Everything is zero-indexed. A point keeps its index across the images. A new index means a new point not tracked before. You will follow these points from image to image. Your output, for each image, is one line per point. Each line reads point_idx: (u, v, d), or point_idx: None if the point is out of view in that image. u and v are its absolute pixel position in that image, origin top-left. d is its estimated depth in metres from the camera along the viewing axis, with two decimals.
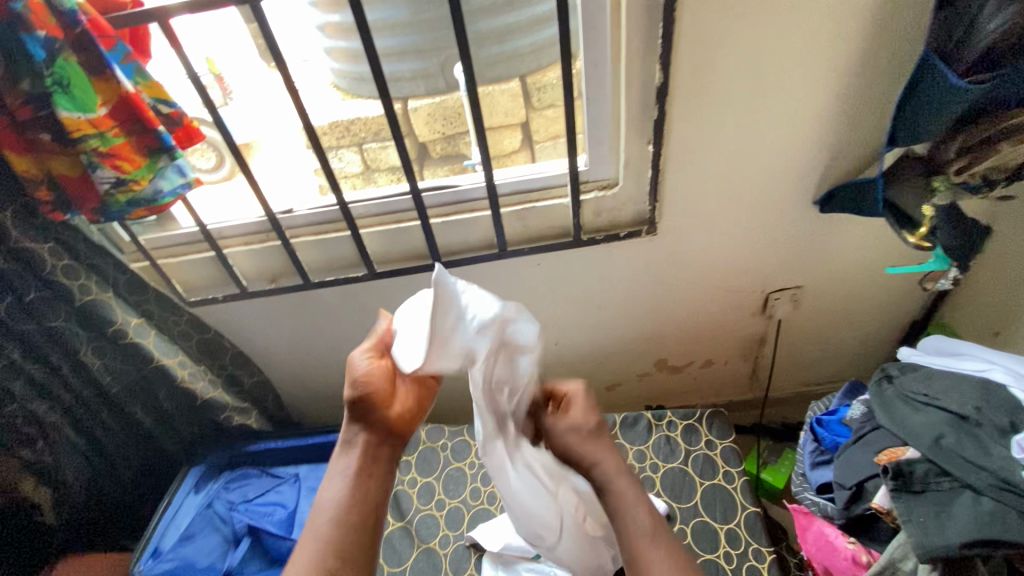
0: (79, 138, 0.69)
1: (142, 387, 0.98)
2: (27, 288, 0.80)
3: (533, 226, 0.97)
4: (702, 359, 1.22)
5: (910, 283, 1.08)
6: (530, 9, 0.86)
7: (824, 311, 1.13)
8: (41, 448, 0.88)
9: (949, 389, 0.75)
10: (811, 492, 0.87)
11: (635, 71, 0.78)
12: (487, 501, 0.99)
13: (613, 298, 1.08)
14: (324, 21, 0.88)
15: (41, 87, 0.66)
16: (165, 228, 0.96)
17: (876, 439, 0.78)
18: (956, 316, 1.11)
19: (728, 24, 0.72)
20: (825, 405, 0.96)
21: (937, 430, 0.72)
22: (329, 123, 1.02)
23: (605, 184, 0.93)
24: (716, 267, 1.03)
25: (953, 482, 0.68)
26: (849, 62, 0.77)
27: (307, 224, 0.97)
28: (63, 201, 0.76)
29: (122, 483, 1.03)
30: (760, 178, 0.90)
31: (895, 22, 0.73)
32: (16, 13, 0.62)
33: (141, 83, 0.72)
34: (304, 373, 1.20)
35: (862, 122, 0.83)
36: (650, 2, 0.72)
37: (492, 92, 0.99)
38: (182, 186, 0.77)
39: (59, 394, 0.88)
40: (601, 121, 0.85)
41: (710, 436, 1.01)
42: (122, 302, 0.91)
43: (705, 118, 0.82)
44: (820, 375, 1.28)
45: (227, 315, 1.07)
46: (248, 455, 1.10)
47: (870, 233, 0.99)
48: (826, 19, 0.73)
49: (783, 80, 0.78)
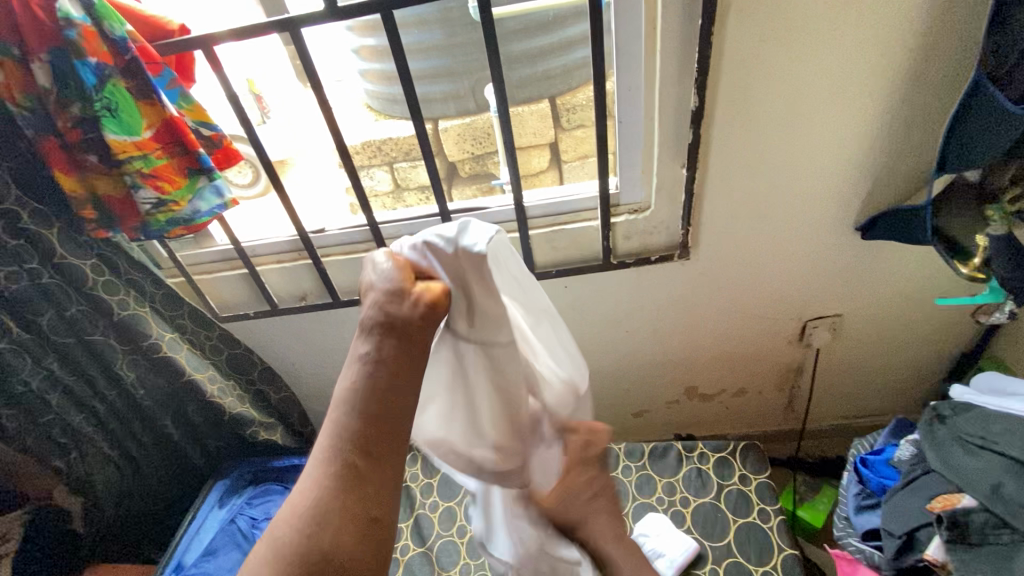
0: (124, 159, 0.72)
1: (172, 401, 0.99)
2: (68, 303, 0.82)
3: (561, 249, 0.95)
4: (734, 388, 1.18)
5: (959, 313, 1.02)
6: (562, 33, 0.86)
7: (866, 341, 1.08)
8: (74, 458, 0.91)
9: (1007, 432, 0.70)
10: (855, 538, 0.82)
11: (668, 95, 0.77)
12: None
13: (641, 323, 1.05)
14: (360, 44, 0.90)
15: (90, 110, 0.68)
16: (201, 244, 0.99)
17: (926, 484, 0.74)
18: (1010, 350, 1.04)
19: (765, 48, 0.71)
20: (869, 444, 0.91)
21: (995, 478, 0.67)
22: (362, 142, 1.03)
23: (636, 208, 0.91)
24: (750, 293, 1.00)
25: (1014, 535, 0.64)
26: (895, 83, 0.74)
27: (338, 243, 0.98)
28: (107, 219, 0.77)
29: (151, 496, 1.05)
30: (798, 203, 0.87)
31: (944, 44, 0.71)
32: (69, 40, 0.64)
33: (185, 107, 0.74)
34: (330, 391, 1.21)
35: (907, 147, 0.80)
36: (686, 26, 0.71)
37: (523, 114, 0.98)
38: (219, 206, 0.79)
39: (94, 405, 0.91)
40: (633, 144, 0.84)
41: (744, 471, 0.97)
42: (158, 316, 0.93)
43: (741, 142, 0.80)
44: (861, 408, 1.22)
45: (258, 331, 1.09)
46: (273, 471, 1.09)
47: (915, 261, 0.94)
48: (871, 41, 0.70)
49: (824, 103, 0.76)
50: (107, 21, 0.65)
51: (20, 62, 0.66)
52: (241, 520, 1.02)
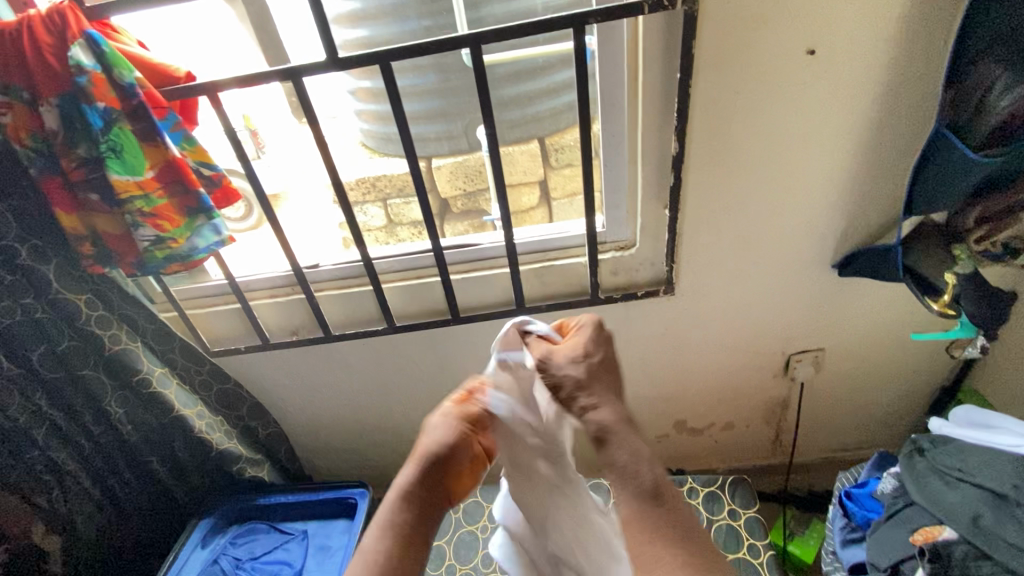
0: (126, 199, 0.74)
1: (160, 436, 0.98)
2: (61, 337, 0.83)
3: (550, 284, 0.98)
4: (723, 421, 1.19)
5: (936, 347, 1.06)
6: (550, 79, 0.91)
7: (849, 374, 1.11)
8: (56, 495, 0.88)
9: (984, 465, 0.73)
10: (842, 573, 0.83)
11: (650, 140, 0.82)
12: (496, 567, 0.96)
13: (629, 357, 1.07)
14: (356, 86, 0.93)
15: (95, 151, 0.71)
16: (196, 279, 1.00)
17: (910, 516, 0.74)
18: (987, 382, 1.07)
19: (740, 99, 0.76)
20: (854, 476, 0.93)
21: (974, 509, 0.69)
22: (356, 179, 1.08)
23: (622, 245, 0.95)
24: (734, 328, 1.03)
25: (994, 566, 0.65)
26: (862, 130, 0.79)
27: (332, 278, 0.99)
28: (104, 255, 0.79)
29: (132, 536, 1.02)
30: (778, 241, 0.91)
31: (904, 96, 0.76)
32: (80, 86, 0.67)
33: (187, 149, 0.76)
34: (319, 425, 1.20)
35: (876, 189, 0.85)
36: (666, 77, 0.76)
37: (513, 153, 1.03)
38: (217, 243, 0.80)
39: (79, 441, 0.89)
40: (618, 185, 0.88)
41: (733, 505, 0.97)
42: (149, 350, 0.93)
43: (720, 184, 0.84)
44: (848, 441, 1.23)
45: (248, 366, 1.08)
46: (259, 508, 1.08)
47: (890, 297, 0.98)
48: (838, 92, 0.76)
49: (796, 149, 0.81)
50: (117, 68, 0.68)
51: (28, 105, 0.69)
52: (224, 560, 1.00)
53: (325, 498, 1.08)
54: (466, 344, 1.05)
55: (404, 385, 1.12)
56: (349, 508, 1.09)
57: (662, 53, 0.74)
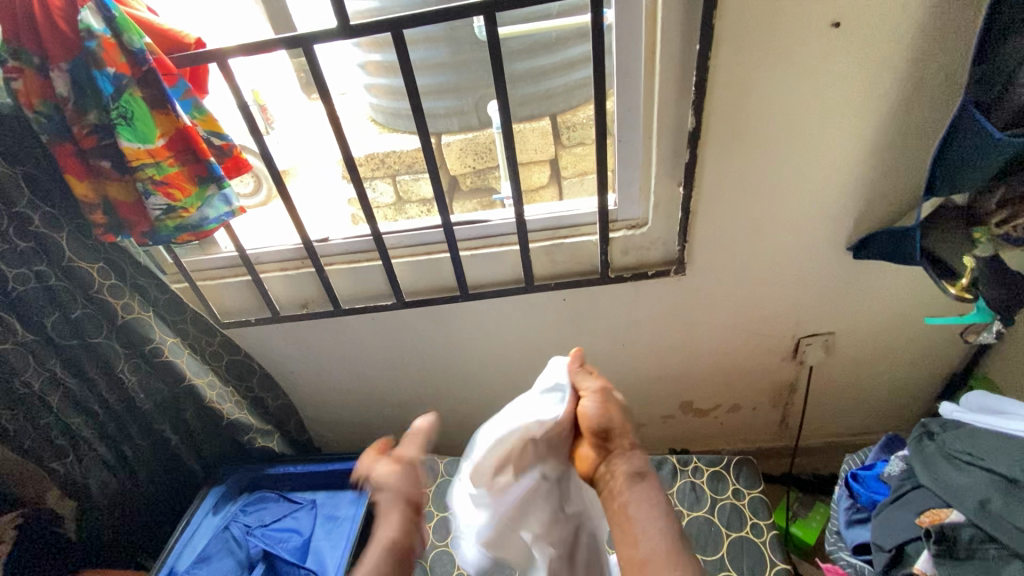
0: (137, 166, 0.73)
1: (171, 405, 1.00)
2: (73, 305, 0.83)
3: (560, 262, 0.97)
4: (729, 404, 1.19)
5: (950, 333, 1.04)
6: (565, 52, 0.89)
7: (859, 359, 1.10)
8: (70, 460, 0.89)
9: (996, 450, 0.72)
10: (847, 553, 0.83)
11: (667, 115, 0.80)
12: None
13: (638, 337, 1.07)
14: (366, 59, 0.92)
15: (106, 118, 0.71)
16: (206, 251, 1.00)
17: (917, 498, 0.75)
18: (1000, 370, 1.06)
19: (762, 73, 0.74)
20: (861, 459, 0.93)
21: (982, 493, 0.68)
22: (367, 154, 1.07)
23: (633, 223, 0.94)
24: (744, 310, 1.02)
25: (1001, 550, 0.65)
26: (885, 109, 0.77)
27: (341, 252, 0.99)
28: (115, 225, 0.80)
29: (145, 503, 1.04)
30: (794, 222, 0.89)
31: (931, 73, 0.74)
32: (89, 51, 0.67)
33: (198, 117, 0.76)
34: (328, 398, 1.21)
35: (897, 170, 0.83)
36: (685, 50, 0.74)
37: (524, 131, 1.02)
38: (227, 214, 0.80)
39: (92, 408, 0.91)
40: (632, 163, 0.87)
41: (738, 485, 0.98)
42: (160, 321, 0.94)
43: (737, 162, 0.82)
44: (854, 426, 1.23)
45: (259, 339, 1.10)
46: (269, 478, 1.11)
47: (905, 282, 0.97)
48: (863, 68, 0.73)
49: (818, 127, 0.79)
50: (126, 33, 0.67)
51: (39, 70, 0.69)
52: (234, 527, 1.02)
53: (335, 470, 1.10)
54: (474, 321, 1.06)
55: (412, 360, 1.13)
56: (358, 479, 1.12)
57: (682, 25, 0.72)
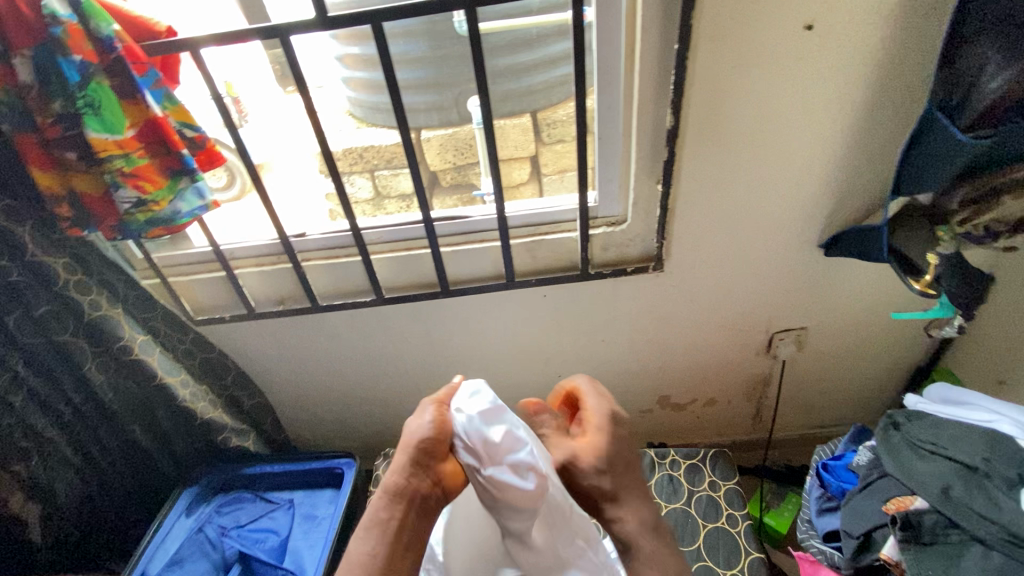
0: (105, 158, 0.70)
1: (142, 405, 0.97)
2: (37, 302, 0.80)
3: (541, 258, 0.98)
4: (705, 398, 1.21)
5: (915, 328, 1.09)
6: (546, 49, 0.89)
7: (829, 354, 1.13)
8: (35, 462, 0.86)
9: (957, 439, 0.76)
10: (817, 540, 0.86)
11: (646, 113, 0.81)
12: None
13: (617, 332, 1.08)
14: (343, 52, 0.90)
15: (72, 108, 0.68)
16: (179, 246, 0.98)
17: (883, 487, 0.78)
18: (960, 363, 1.11)
19: (737, 73, 0.75)
20: (831, 449, 0.96)
21: (945, 480, 0.72)
22: (344, 149, 1.05)
23: (613, 221, 0.94)
24: (720, 306, 1.04)
25: (962, 535, 0.68)
26: (855, 110, 0.79)
27: (319, 248, 0.98)
28: (83, 218, 0.77)
29: (114, 505, 1.01)
30: (768, 220, 0.91)
31: (898, 76, 0.76)
32: (55, 37, 0.64)
33: (169, 108, 0.74)
34: (306, 397, 1.20)
35: (865, 170, 0.86)
36: (663, 49, 0.75)
37: (504, 127, 1.02)
38: (200, 208, 0.79)
39: (58, 407, 0.87)
40: (611, 160, 0.87)
41: (713, 477, 1.00)
42: (130, 318, 0.91)
43: (712, 161, 0.84)
44: (825, 419, 1.27)
45: (233, 337, 1.07)
46: (244, 478, 1.09)
47: (873, 279, 1.00)
48: (833, 72, 0.76)
49: (791, 126, 0.81)
50: (94, 19, 0.65)
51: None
52: (210, 528, 1.01)
53: (313, 469, 1.09)
54: (454, 318, 1.05)
55: (392, 357, 1.12)
56: (337, 478, 1.10)
57: (661, 25, 0.73)
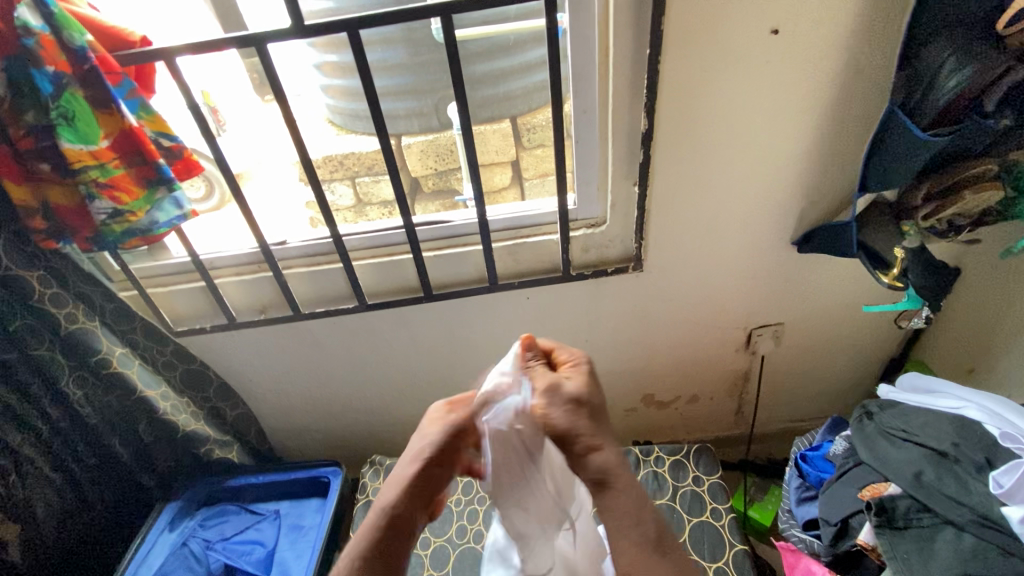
0: (79, 169, 0.70)
1: (123, 419, 0.95)
2: (11, 316, 0.79)
3: (523, 261, 0.99)
4: (688, 395, 1.23)
5: (887, 321, 1.12)
6: (522, 55, 0.90)
7: (806, 349, 1.16)
8: (12, 481, 0.84)
9: (927, 425, 0.78)
10: (797, 529, 0.88)
11: (621, 116, 0.83)
12: (467, 517, 1.02)
13: (600, 333, 1.10)
14: (322, 60, 0.91)
15: (44, 118, 0.67)
16: (156, 257, 0.97)
17: (858, 475, 0.80)
18: (932, 353, 1.15)
19: (708, 76, 0.77)
20: (809, 441, 0.98)
21: (917, 466, 0.74)
22: (324, 157, 1.05)
23: (592, 222, 0.96)
24: (699, 304, 1.06)
25: (935, 518, 0.70)
26: (822, 111, 0.82)
27: (300, 255, 0.98)
28: (56, 229, 0.76)
29: (94, 523, 0.99)
30: (742, 218, 0.94)
31: (861, 77, 0.79)
32: (27, 49, 0.64)
33: (144, 118, 0.73)
34: (290, 406, 1.19)
35: (834, 168, 0.88)
36: (636, 54, 0.77)
37: (484, 132, 1.02)
38: (178, 217, 0.78)
39: (33, 424, 0.85)
40: (589, 163, 0.89)
41: (697, 472, 1.02)
42: (108, 331, 0.90)
43: (686, 162, 0.86)
44: (805, 412, 1.30)
45: (214, 347, 1.06)
46: (228, 490, 1.08)
47: (845, 274, 1.03)
48: (799, 75, 0.78)
49: (762, 128, 0.83)
50: (67, 30, 0.65)
51: None
52: (193, 543, 0.99)
53: (298, 479, 1.08)
54: (437, 322, 1.06)
55: (377, 363, 1.12)
56: (323, 487, 1.10)
57: (633, 31, 0.75)
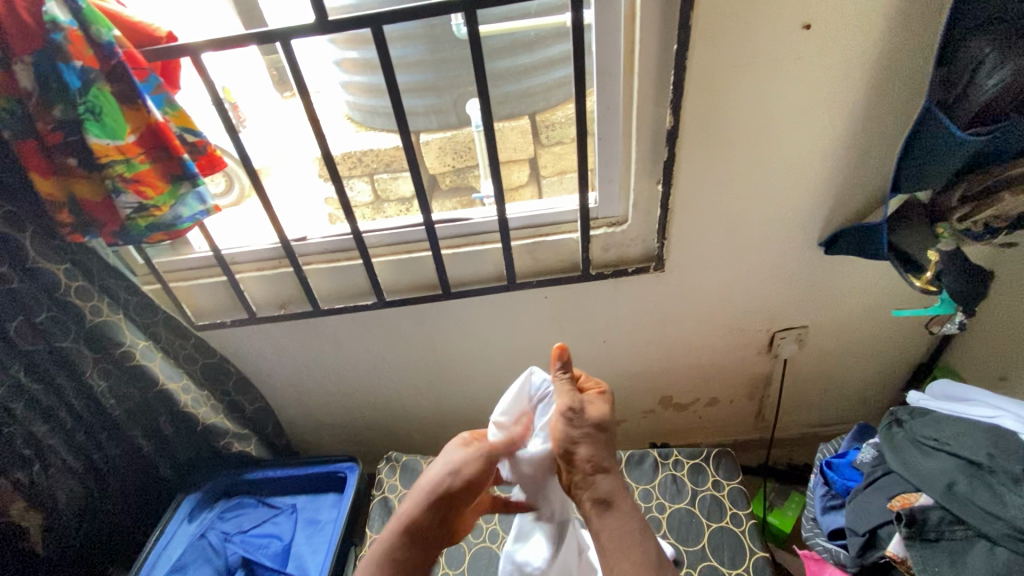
0: (106, 164, 0.71)
1: (145, 411, 0.97)
2: (38, 309, 0.80)
3: (542, 259, 0.98)
4: (707, 398, 1.21)
5: (915, 325, 1.09)
6: (544, 51, 0.89)
7: (830, 353, 1.14)
8: (36, 470, 0.85)
9: (960, 435, 0.76)
10: (822, 538, 0.86)
11: (646, 113, 0.81)
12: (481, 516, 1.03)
13: (618, 333, 1.08)
14: (341, 56, 0.90)
15: (72, 113, 0.68)
16: (178, 252, 0.97)
17: (889, 484, 0.78)
18: (962, 360, 1.11)
19: (736, 73, 0.76)
20: (834, 447, 0.96)
21: (949, 476, 0.72)
22: (344, 154, 1.05)
23: (613, 221, 0.95)
24: (721, 306, 1.04)
25: (967, 531, 0.68)
26: (853, 109, 0.80)
27: (320, 251, 0.98)
28: (83, 223, 0.77)
29: (115, 513, 1.00)
30: (767, 219, 0.92)
31: (897, 73, 0.76)
32: (55, 43, 0.64)
33: (169, 113, 0.74)
34: (308, 401, 1.19)
35: (864, 167, 0.86)
36: (662, 49, 0.75)
37: (504, 129, 1.02)
38: (201, 213, 0.78)
39: (58, 414, 0.87)
40: (612, 160, 0.87)
41: (717, 477, 1.00)
42: (131, 324, 0.91)
43: (711, 161, 0.84)
44: (828, 416, 1.27)
45: (233, 341, 1.07)
46: (246, 483, 1.09)
47: (872, 277, 1.00)
48: (830, 71, 0.76)
49: (790, 126, 0.81)
50: (94, 25, 0.66)
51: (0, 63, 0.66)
52: (211, 535, 1.01)
53: (315, 474, 1.09)
54: (455, 320, 1.06)
55: (392, 360, 1.12)
56: (339, 482, 1.10)
57: (659, 26, 0.73)
